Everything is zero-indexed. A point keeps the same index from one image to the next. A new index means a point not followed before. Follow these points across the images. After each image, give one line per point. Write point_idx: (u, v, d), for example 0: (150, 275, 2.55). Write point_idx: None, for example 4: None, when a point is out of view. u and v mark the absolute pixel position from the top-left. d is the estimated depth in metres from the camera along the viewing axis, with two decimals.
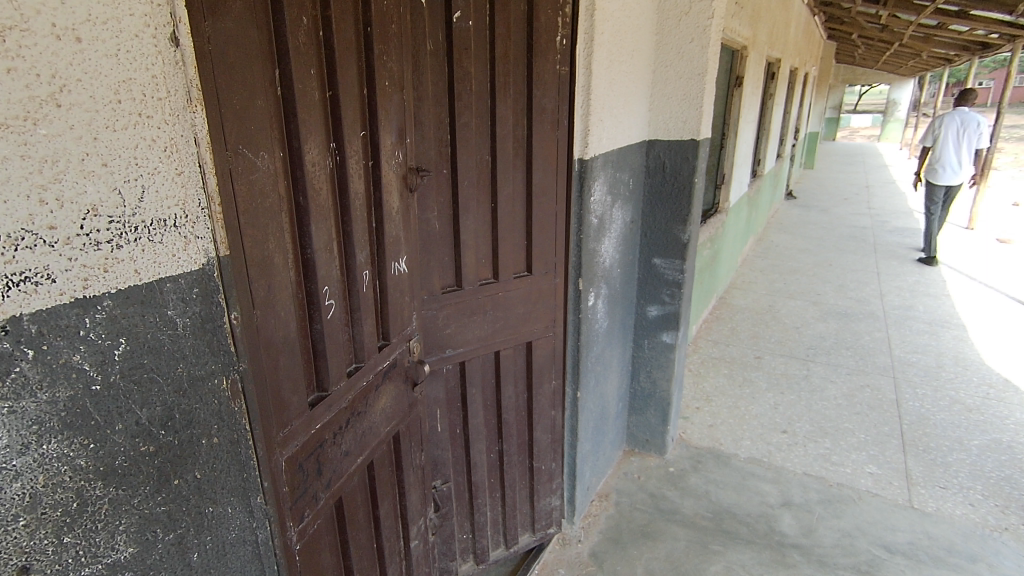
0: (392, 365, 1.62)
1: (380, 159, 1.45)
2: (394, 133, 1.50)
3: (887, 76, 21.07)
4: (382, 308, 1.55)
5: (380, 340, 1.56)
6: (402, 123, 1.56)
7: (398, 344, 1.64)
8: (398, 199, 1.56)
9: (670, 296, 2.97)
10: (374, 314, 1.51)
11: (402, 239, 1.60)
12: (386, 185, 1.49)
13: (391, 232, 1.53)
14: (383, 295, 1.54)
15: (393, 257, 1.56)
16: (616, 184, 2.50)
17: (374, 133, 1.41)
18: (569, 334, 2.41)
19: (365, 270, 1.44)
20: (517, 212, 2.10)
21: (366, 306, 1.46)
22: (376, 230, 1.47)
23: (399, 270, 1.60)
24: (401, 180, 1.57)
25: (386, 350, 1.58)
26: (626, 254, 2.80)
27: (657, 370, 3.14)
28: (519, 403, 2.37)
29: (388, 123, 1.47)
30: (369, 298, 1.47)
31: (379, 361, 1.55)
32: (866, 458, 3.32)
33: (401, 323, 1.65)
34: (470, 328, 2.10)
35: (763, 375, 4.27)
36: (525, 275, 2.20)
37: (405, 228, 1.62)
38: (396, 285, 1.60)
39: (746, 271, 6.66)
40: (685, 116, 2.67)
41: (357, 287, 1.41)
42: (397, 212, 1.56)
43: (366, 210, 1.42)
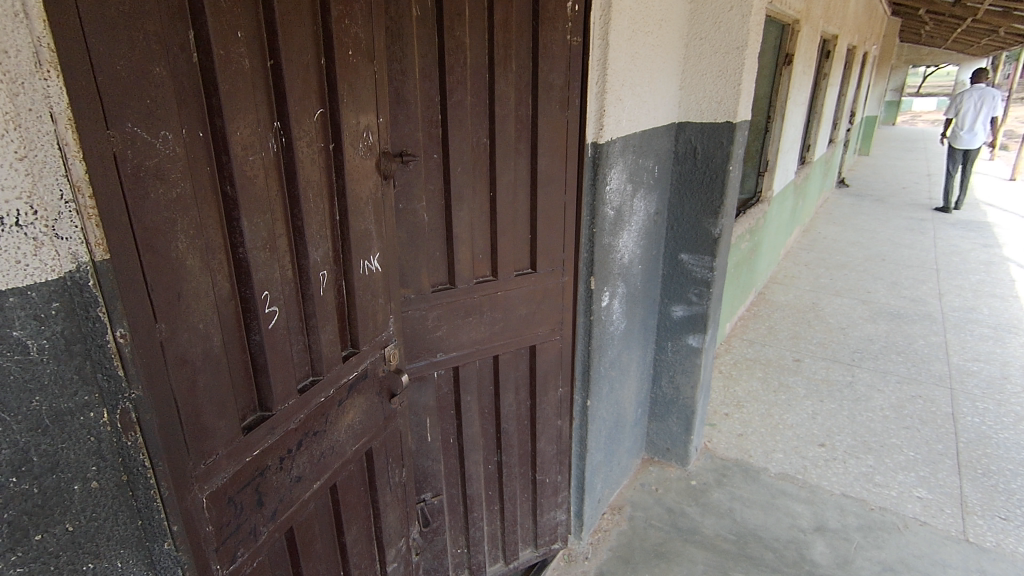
0: (362, 374, 1.44)
1: (344, 140, 1.24)
2: (366, 111, 1.30)
3: (956, 56, 19.60)
4: (347, 311, 1.36)
5: (343, 351, 1.37)
6: (380, 101, 1.35)
7: (370, 352, 1.45)
8: (371, 188, 1.36)
9: (697, 295, 2.69)
10: (336, 317, 1.32)
11: (375, 233, 1.40)
12: (352, 171, 1.28)
13: (362, 224, 1.34)
14: (350, 296, 1.36)
15: (363, 254, 1.36)
16: (638, 171, 2.24)
17: (333, 110, 1.20)
18: (579, 338, 2.19)
19: (323, 269, 1.24)
20: (519, 202, 1.87)
21: (324, 312, 1.27)
22: (339, 222, 1.28)
23: (371, 269, 1.41)
24: (376, 165, 1.37)
25: (353, 360, 1.39)
26: (649, 248, 2.54)
27: (681, 375, 2.88)
28: (521, 411, 2.17)
29: (355, 100, 1.25)
30: (330, 300, 1.28)
31: (343, 373, 1.36)
32: (915, 480, 2.99)
33: (375, 326, 1.46)
34: (463, 332, 1.90)
35: (802, 381, 3.93)
36: (528, 273, 1.97)
37: (381, 217, 1.42)
38: (366, 284, 1.40)
39: (789, 265, 6.23)
40: (721, 96, 2.37)
41: (312, 289, 1.21)
42: (370, 202, 1.36)
43: (328, 200, 1.23)
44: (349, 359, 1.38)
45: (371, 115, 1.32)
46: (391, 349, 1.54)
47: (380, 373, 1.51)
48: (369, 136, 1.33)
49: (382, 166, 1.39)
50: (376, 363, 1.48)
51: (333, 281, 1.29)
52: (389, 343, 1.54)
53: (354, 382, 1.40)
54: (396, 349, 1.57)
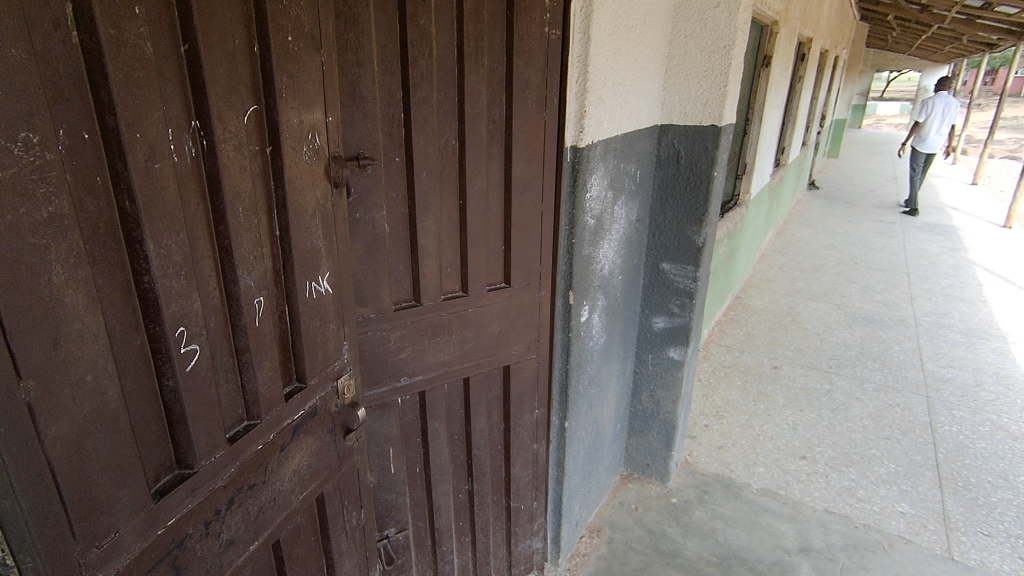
0: (310, 412, 1.25)
1: (285, 143, 1.05)
2: (312, 109, 1.11)
3: (919, 62, 20.10)
4: (291, 340, 1.18)
5: (285, 387, 1.18)
6: (330, 97, 1.16)
7: (319, 386, 1.27)
8: (320, 199, 1.17)
9: (679, 306, 2.56)
10: (276, 349, 1.13)
11: (325, 250, 1.21)
12: (295, 179, 1.09)
13: (308, 240, 1.15)
14: (294, 323, 1.17)
15: (309, 275, 1.17)
16: (620, 176, 2.09)
17: (270, 107, 1.01)
18: (556, 356, 2.03)
19: (260, 296, 1.05)
20: (491, 211, 1.70)
21: (261, 345, 1.08)
22: (279, 239, 1.09)
23: (319, 292, 1.22)
24: (327, 171, 1.18)
25: (298, 396, 1.21)
26: (630, 258, 2.40)
27: (661, 389, 2.76)
28: (493, 436, 2.00)
29: (299, 96, 1.06)
30: (269, 331, 1.10)
31: (286, 414, 1.17)
32: (897, 494, 2.92)
33: (325, 355, 1.28)
34: (429, 354, 1.73)
35: (781, 389, 3.86)
36: (502, 287, 1.81)
37: (332, 231, 1.23)
38: (314, 309, 1.22)
39: (764, 268, 6.20)
40: (706, 97, 2.24)
41: (245, 319, 1.03)
42: (318, 215, 1.17)
43: (265, 214, 1.04)
44: (293, 397, 1.19)
45: (320, 114, 1.13)
46: (345, 380, 1.36)
47: (331, 408, 1.32)
48: (317, 138, 1.14)
49: (332, 173, 1.20)
50: (326, 398, 1.30)
51: (272, 308, 1.10)
52: (343, 374, 1.35)
53: (299, 422, 1.21)
54: (351, 379, 1.38)
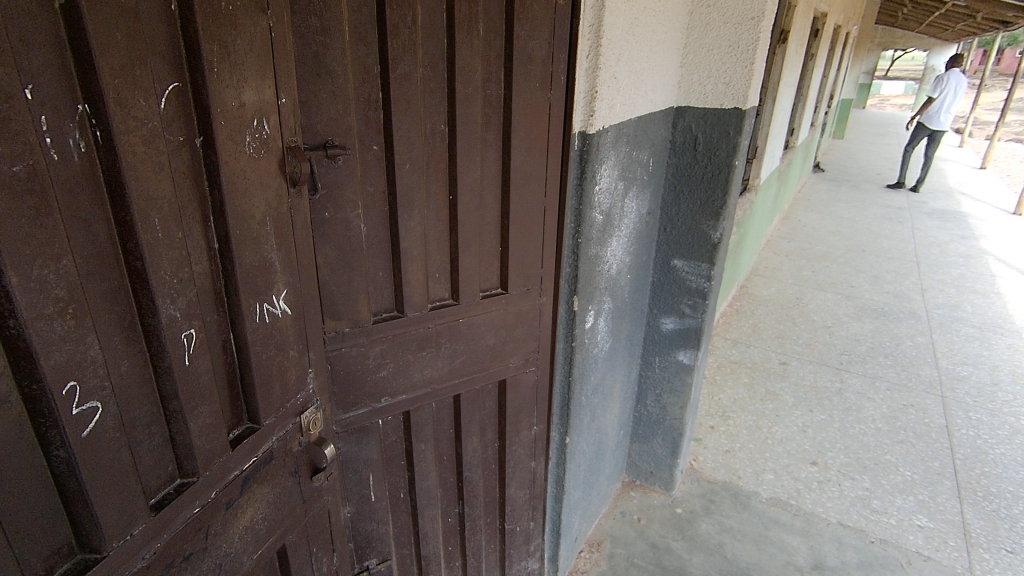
0: (265, 458, 1.04)
1: (222, 132, 0.82)
2: (261, 87, 0.87)
3: (927, 41, 19.64)
4: (237, 375, 0.96)
5: (229, 434, 0.97)
6: (286, 73, 0.92)
7: (276, 425, 1.05)
8: (273, 201, 0.94)
9: (691, 307, 2.35)
10: (217, 390, 0.91)
11: (281, 264, 0.99)
12: (237, 177, 0.86)
13: (258, 253, 0.93)
14: (241, 355, 0.95)
15: (260, 296, 0.95)
16: (632, 165, 1.85)
17: (197, 85, 0.78)
18: (557, 368, 1.81)
19: (191, 328, 0.83)
20: (487, 207, 1.47)
21: (195, 388, 0.86)
22: (218, 254, 0.87)
23: (274, 315, 0.99)
24: (281, 167, 0.94)
25: (250, 441, 0.99)
26: (639, 255, 2.17)
27: (668, 394, 2.56)
28: (487, 455, 1.81)
29: (240, 70, 0.83)
30: (207, 369, 0.88)
31: (233, 466, 0.96)
32: (914, 505, 2.76)
33: (284, 389, 1.06)
34: (413, 371, 1.52)
35: (790, 387, 3.68)
36: (498, 293, 1.59)
37: (290, 239, 1.00)
38: (269, 336, 0.99)
39: (769, 256, 5.98)
40: (729, 77, 1.99)
41: (171, 359, 0.80)
42: (270, 222, 0.94)
43: (197, 223, 0.82)
44: (242, 443, 0.98)
45: (271, 94, 0.89)
46: (310, 414, 1.15)
47: (293, 449, 1.11)
48: (267, 126, 0.90)
49: (289, 168, 0.96)
50: (286, 438, 1.08)
51: (210, 340, 0.88)
52: (307, 407, 1.14)
53: (251, 473, 1.00)
54: (317, 413, 1.17)
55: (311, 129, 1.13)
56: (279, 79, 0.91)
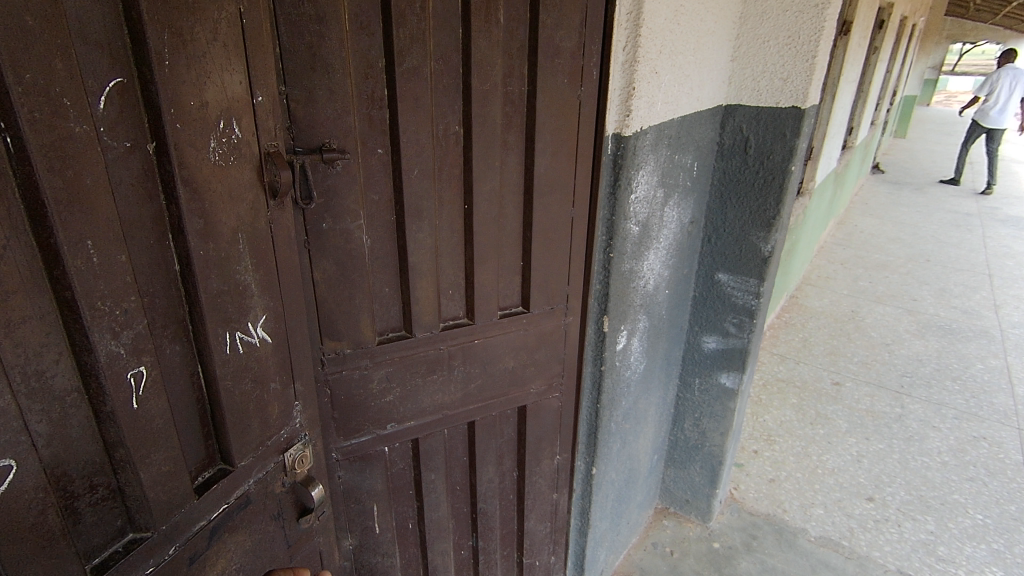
0: (239, 503, 0.91)
1: (178, 136, 0.69)
2: (229, 83, 0.75)
3: (1002, 35, 18.36)
4: (207, 413, 0.84)
5: (196, 478, 0.85)
6: (264, 67, 0.80)
7: (256, 466, 0.93)
8: (248, 215, 0.81)
9: (736, 326, 2.13)
10: (179, 432, 0.79)
11: (259, 287, 0.86)
12: (200, 189, 0.73)
13: (229, 275, 0.80)
14: (211, 391, 0.83)
15: (233, 323, 0.82)
16: (674, 171, 1.66)
17: (145, 80, 0.66)
18: (584, 393, 1.64)
19: (142, 364, 0.71)
20: (508, 218, 1.32)
21: (148, 433, 0.74)
22: (179, 277, 0.75)
23: (252, 344, 0.87)
24: (258, 175, 0.82)
25: (222, 485, 0.87)
26: (679, 269, 1.98)
27: (708, 418, 2.35)
28: (504, 485, 1.66)
29: (201, 63, 0.70)
30: (164, 410, 0.76)
31: (199, 515, 0.84)
32: (987, 555, 2.46)
33: (264, 425, 0.93)
34: (423, 396, 1.38)
35: (843, 411, 3.39)
36: (519, 313, 1.43)
37: (270, 258, 0.88)
38: (246, 369, 0.87)
39: (823, 264, 5.62)
40: (788, 72, 1.78)
41: (113, 402, 0.69)
42: (244, 238, 0.82)
43: (149, 243, 0.70)
44: (210, 489, 0.85)
45: (243, 91, 0.77)
46: (296, 450, 1.02)
47: (274, 490, 0.99)
48: (240, 128, 0.77)
49: (270, 177, 0.84)
50: (266, 479, 0.96)
51: (169, 376, 0.76)
52: (293, 442, 1.01)
53: (220, 521, 0.88)
54: (305, 449, 1.04)
55: (306, 131, 1.01)
56: (254, 73, 0.78)
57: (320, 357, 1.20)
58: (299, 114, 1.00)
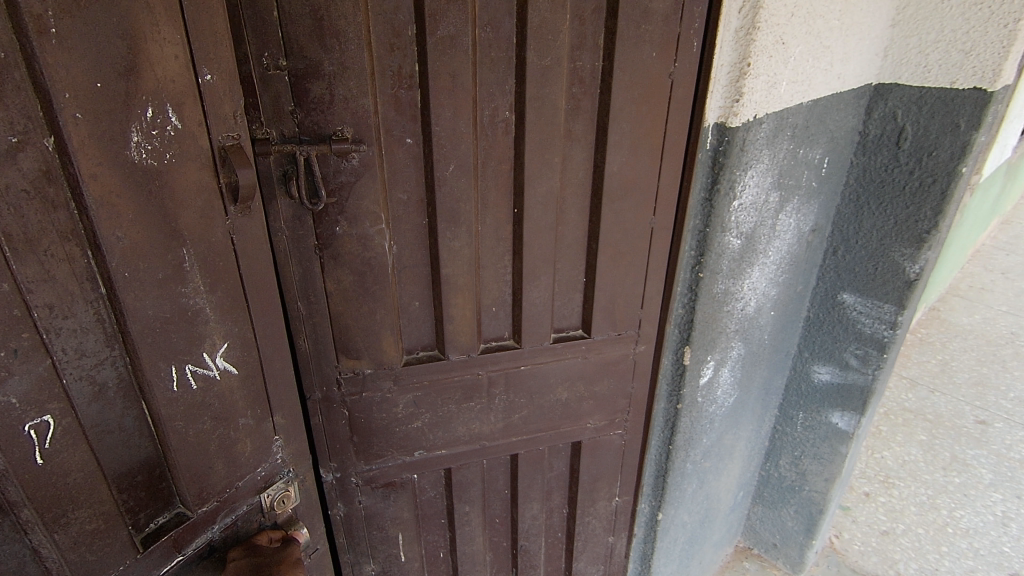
0: (202, 553, 0.75)
1: (83, 126, 0.53)
2: (158, 57, 0.58)
3: None
4: (155, 456, 0.69)
5: (145, 526, 0.69)
6: (211, 36, 0.62)
7: (218, 512, 0.76)
8: (196, 224, 0.65)
9: (859, 359, 1.73)
10: (114, 481, 0.65)
11: (218, 308, 0.69)
12: (118, 192, 0.57)
13: (171, 298, 0.64)
14: (158, 431, 0.68)
15: (180, 356, 0.67)
16: (795, 168, 1.30)
17: (30, 58, 0.49)
18: (654, 432, 1.37)
19: (48, 412, 0.57)
20: (569, 225, 1.06)
21: (63, 490, 0.60)
22: (105, 303, 0.59)
23: (209, 378, 0.71)
24: (208, 173, 0.65)
25: (173, 535, 0.71)
26: (791, 286, 1.60)
27: (812, 461, 1.96)
28: (552, 522, 1.45)
29: (110, 30, 0.53)
30: (87, 461, 0.62)
31: (143, 572, 0.69)
32: None
33: (233, 466, 0.77)
34: (457, 424, 1.19)
35: (988, 458, 2.80)
36: (579, 338, 1.18)
37: (235, 276, 0.70)
38: (203, 406, 0.71)
39: (977, 272, 4.74)
40: (973, 41, 1.34)
41: (8, 461, 0.55)
42: (192, 254, 0.65)
43: (54, 263, 0.54)
44: (161, 541, 0.70)
45: (181, 69, 0.60)
46: (275, 489, 0.85)
47: (250, 534, 0.82)
48: (179, 116, 0.61)
49: (225, 176, 0.66)
50: (238, 523, 0.79)
51: (98, 419, 0.62)
52: (271, 481, 0.84)
53: (175, 575, 0.72)
54: (288, 488, 0.86)
55: (316, 116, 0.84)
56: (196, 45, 0.61)
57: (335, 377, 1.06)
58: (306, 94, 0.83)
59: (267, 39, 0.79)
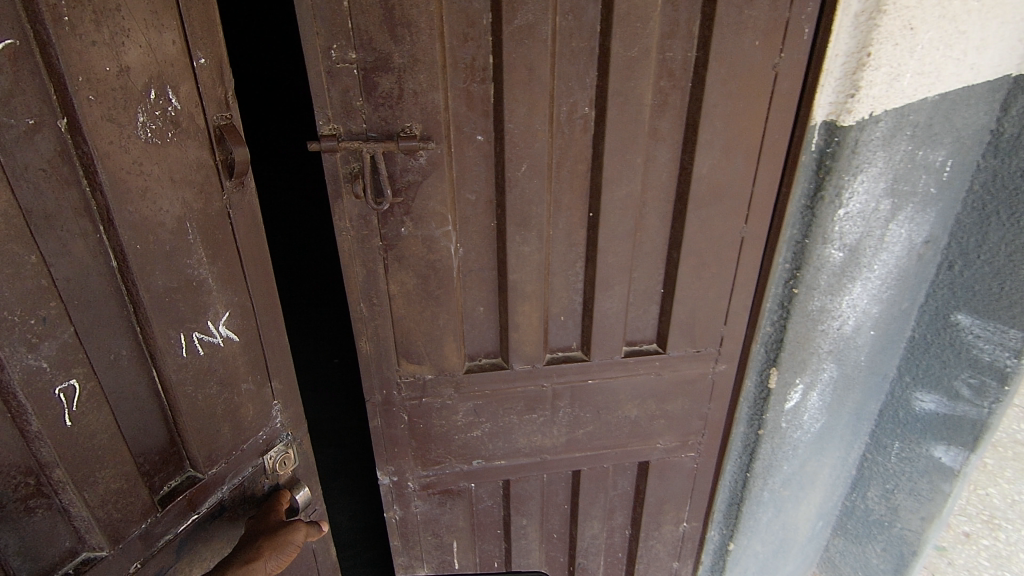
0: (215, 514, 0.71)
1: (86, 100, 0.51)
2: (154, 37, 0.56)
3: None
4: (167, 427, 0.66)
5: (157, 491, 0.66)
6: (203, 13, 0.60)
7: (223, 478, 0.72)
8: (200, 204, 0.63)
9: (978, 391, 1.36)
10: (127, 448, 0.62)
11: (216, 269, 0.66)
12: (123, 166, 0.55)
13: (176, 268, 0.62)
14: (167, 400, 0.65)
15: (185, 323, 0.64)
16: (912, 172, 1.12)
17: (44, 44, 0.48)
18: (731, 455, 1.26)
19: (70, 377, 0.55)
20: (648, 231, 0.97)
21: (86, 453, 0.58)
22: (117, 276, 0.57)
23: (214, 345, 0.67)
24: (205, 152, 0.62)
25: (179, 501, 0.67)
26: (892, 295, 1.28)
27: (904, 509, 1.57)
28: (614, 543, 1.37)
29: (116, 17, 0.53)
30: (110, 424, 0.59)
31: (155, 541, 0.65)
32: None
33: (238, 433, 0.73)
34: (517, 435, 1.13)
35: None
36: (651, 352, 1.09)
37: (234, 248, 0.68)
38: (212, 375, 0.68)
39: None
40: None
41: (31, 426, 0.52)
42: (195, 227, 0.63)
43: (68, 238, 0.53)
44: (175, 500, 0.67)
45: (181, 55, 0.59)
46: (279, 449, 0.79)
47: (257, 499, 0.77)
48: (179, 98, 0.59)
49: (223, 154, 0.64)
50: (246, 485, 0.75)
51: (116, 392, 0.60)
52: (273, 441, 0.78)
53: (188, 538, 0.68)
54: (289, 451, 0.81)
55: (385, 112, 0.80)
56: (193, 27, 0.59)
57: (396, 381, 1.03)
58: (377, 88, 0.79)
59: (338, 31, 0.75)
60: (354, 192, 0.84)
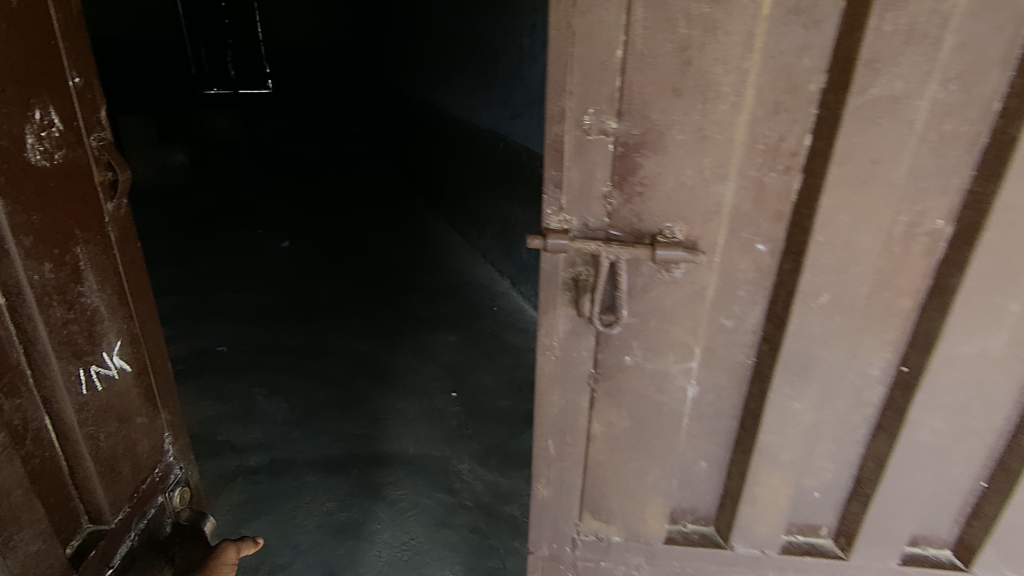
0: (126, 564, 0.71)
1: None
2: (29, 57, 0.57)
3: None
4: (63, 469, 0.64)
5: (67, 544, 0.65)
6: (62, 29, 0.62)
7: (127, 518, 0.72)
8: (86, 223, 0.64)
9: None
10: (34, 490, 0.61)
11: (112, 305, 0.69)
12: (15, 198, 0.55)
13: (71, 298, 0.63)
14: (63, 445, 0.64)
15: (82, 355, 0.65)
16: None
17: None
18: None
19: None
20: (990, 412, 0.64)
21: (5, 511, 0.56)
22: (6, 313, 0.56)
23: (110, 378, 0.69)
24: (85, 171, 0.65)
25: (86, 548, 0.67)
26: None
27: None
28: None
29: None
30: (18, 476, 0.58)
31: None
32: None
33: (137, 467, 0.74)
34: None
35: None
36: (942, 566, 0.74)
37: (112, 263, 0.69)
38: (110, 409, 0.69)
39: None
40: None
41: None
42: (85, 252, 0.64)
43: None
44: (88, 557, 0.66)
45: (58, 75, 0.61)
46: (177, 488, 0.81)
47: (161, 540, 0.77)
48: (59, 116, 0.61)
49: (102, 176, 0.67)
50: (153, 527, 0.76)
51: (15, 440, 0.58)
52: (172, 480, 0.80)
53: None
54: (183, 483, 0.83)
55: (638, 205, 0.57)
56: (60, 41, 0.61)
57: (571, 534, 0.78)
58: (637, 174, 0.55)
59: (599, 96, 0.53)
60: (571, 303, 0.62)
